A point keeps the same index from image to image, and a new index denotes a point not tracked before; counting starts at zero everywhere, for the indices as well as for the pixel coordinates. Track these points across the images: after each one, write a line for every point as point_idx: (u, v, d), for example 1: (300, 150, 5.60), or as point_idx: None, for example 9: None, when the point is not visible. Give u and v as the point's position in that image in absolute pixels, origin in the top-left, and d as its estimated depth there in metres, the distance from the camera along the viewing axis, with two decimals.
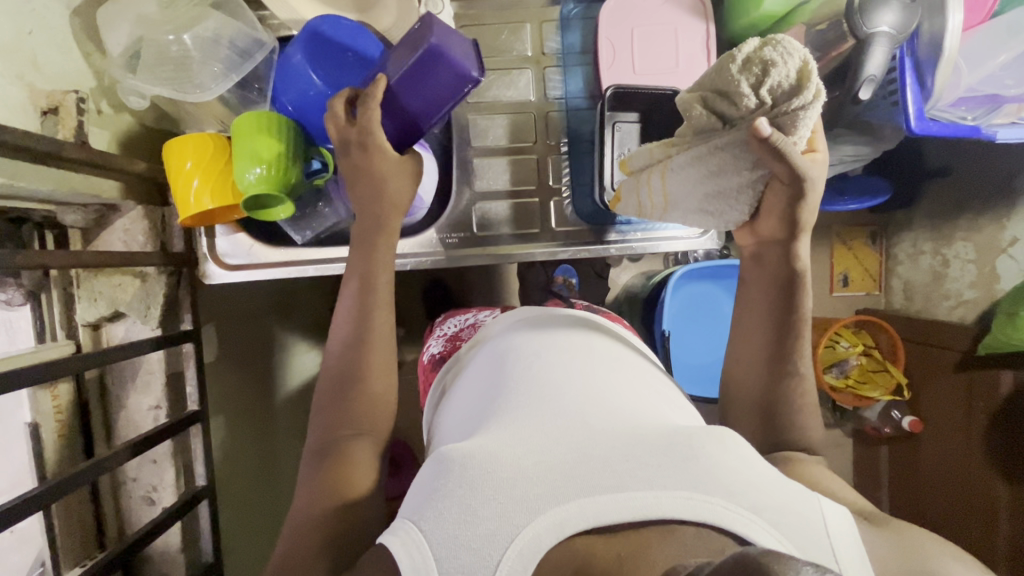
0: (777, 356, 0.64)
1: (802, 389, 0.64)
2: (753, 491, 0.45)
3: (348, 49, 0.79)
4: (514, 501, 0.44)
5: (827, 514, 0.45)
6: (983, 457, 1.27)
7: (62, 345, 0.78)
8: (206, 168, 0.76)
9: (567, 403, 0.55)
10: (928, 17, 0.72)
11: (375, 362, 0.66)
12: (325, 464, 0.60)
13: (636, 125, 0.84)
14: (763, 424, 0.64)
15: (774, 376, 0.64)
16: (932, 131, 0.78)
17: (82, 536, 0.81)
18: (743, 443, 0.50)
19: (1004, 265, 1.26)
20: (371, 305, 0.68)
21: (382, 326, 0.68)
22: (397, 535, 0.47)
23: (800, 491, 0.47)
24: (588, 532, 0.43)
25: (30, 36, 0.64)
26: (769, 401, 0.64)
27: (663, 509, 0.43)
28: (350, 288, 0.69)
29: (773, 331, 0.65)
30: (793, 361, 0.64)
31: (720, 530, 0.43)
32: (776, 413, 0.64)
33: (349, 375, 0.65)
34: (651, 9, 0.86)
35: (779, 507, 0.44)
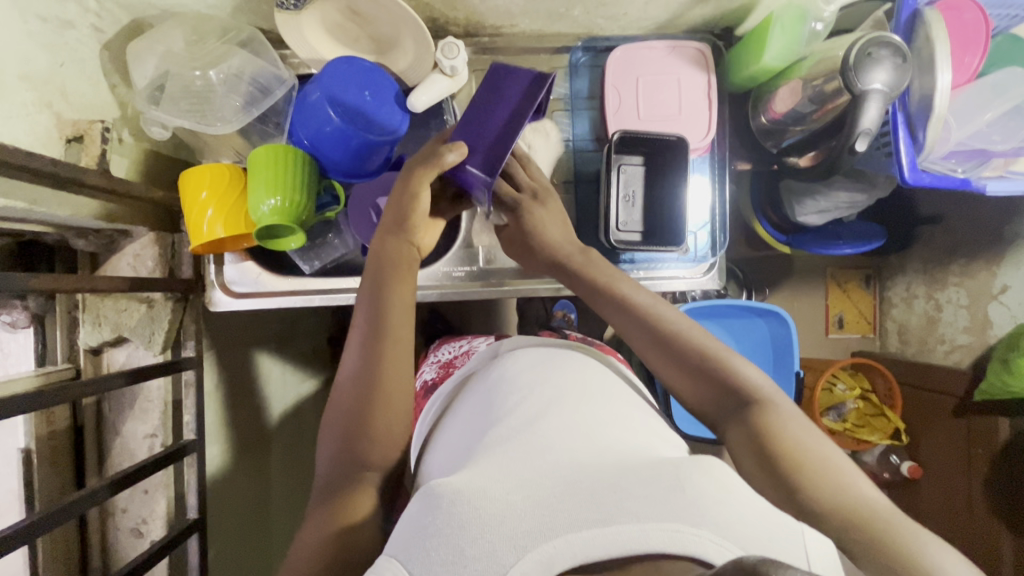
0: (648, 329, 0.69)
1: (692, 335, 0.69)
2: (739, 524, 0.45)
3: (365, 87, 0.82)
4: (501, 539, 0.44)
5: (810, 546, 0.46)
6: (986, 505, 1.26)
7: (62, 369, 0.78)
8: (220, 198, 0.77)
9: (551, 437, 0.55)
10: (919, 76, 0.77)
11: (384, 393, 0.65)
12: (329, 485, 0.60)
13: (641, 168, 0.89)
14: (707, 390, 0.65)
15: (670, 343, 0.68)
16: (924, 182, 0.81)
17: (67, 569, 0.78)
18: (729, 471, 0.50)
19: (997, 311, 1.28)
20: (381, 336, 0.67)
21: (394, 360, 0.67)
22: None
23: (786, 524, 0.47)
24: (575, 568, 0.43)
25: (62, 69, 0.66)
26: (684, 365, 0.67)
27: (648, 543, 0.43)
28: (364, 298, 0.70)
29: (621, 313, 0.71)
30: (654, 317, 0.70)
31: (706, 564, 0.42)
32: (699, 367, 0.66)
33: (364, 407, 0.64)
34: (656, 59, 0.90)
35: (764, 544, 0.44)
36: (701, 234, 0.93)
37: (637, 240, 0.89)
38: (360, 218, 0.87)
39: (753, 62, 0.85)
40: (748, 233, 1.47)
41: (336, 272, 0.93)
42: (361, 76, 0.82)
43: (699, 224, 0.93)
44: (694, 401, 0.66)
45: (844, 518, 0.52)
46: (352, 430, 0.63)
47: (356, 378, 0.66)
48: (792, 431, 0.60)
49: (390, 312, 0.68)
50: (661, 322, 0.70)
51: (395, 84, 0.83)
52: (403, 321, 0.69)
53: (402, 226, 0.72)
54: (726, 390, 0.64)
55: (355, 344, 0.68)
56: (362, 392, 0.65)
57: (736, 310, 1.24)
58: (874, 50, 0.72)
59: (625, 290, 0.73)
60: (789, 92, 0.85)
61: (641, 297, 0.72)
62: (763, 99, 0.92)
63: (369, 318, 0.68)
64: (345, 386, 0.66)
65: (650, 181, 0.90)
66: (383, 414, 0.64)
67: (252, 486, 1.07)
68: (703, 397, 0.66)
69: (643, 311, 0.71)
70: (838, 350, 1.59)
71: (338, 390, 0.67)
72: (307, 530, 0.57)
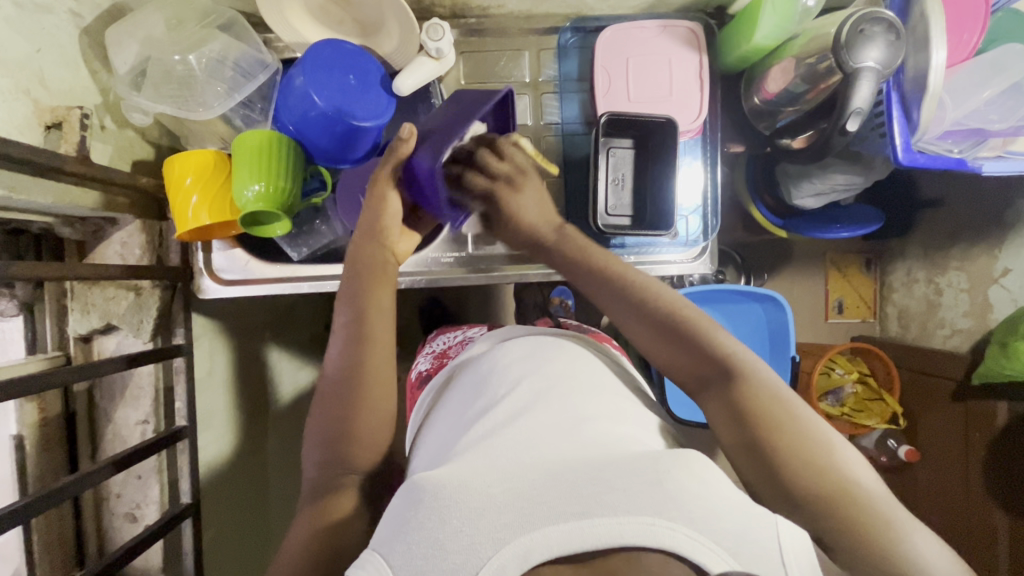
0: (621, 296, 0.68)
1: (667, 300, 0.67)
2: (716, 520, 0.44)
3: (349, 71, 0.81)
4: (479, 532, 0.44)
5: (782, 530, 0.46)
6: (982, 489, 1.26)
7: (52, 356, 0.78)
8: (205, 184, 0.77)
9: (536, 433, 0.55)
10: (913, 54, 0.75)
11: (369, 398, 0.63)
12: (316, 489, 0.60)
13: (630, 151, 0.88)
14: (684, 356, 0.64)
15: (655, 319, 0.66)
16: (919, 162, 0.79)
17: (62, 551, 0.80)
18: (711, 467, 0.50)
19: (997, 294, 1.26)
20: (365, 339, 0.66)
21: (379, 362, 0.65)
22: (364, 569, 0.45)
23: (759, 516, 0.47)
24: (552, 562, 0.43)
25: (39, 54, 0.65)
26: (658, 333, 0.65)
27: (625, 535, 0.43)
28: (345, 296, 0.69)
29: (604, 288, 0.69)
30: (638, 293, 0.68)
31: (683, 558, 0.42)
32: (685, 343, 0.64)
33: (347, 403, 0.63)
34: (646, 39, 0.88)
35: (739, 537, 0.44)
36: (692, 219, 0.93)
37: (626, 224, 0.88)
38: (348, 205, 0.86)
39: (744, 41, 0.83)
40: (746, 217, 1.45)
41: (325, 259, 0.92)
42: (345, 59, 0.81)
43: (690, 209, 0.92)
44: (673, 368, 0.65)
45: (822, 506, 0.52)
46: (343, 430, 0.62)
47: (342, 380, 0.64)
48: (769, 401, 0.58)
49: (375, 313, 0.67)
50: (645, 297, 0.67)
51: (380, 68, 0.82)
52: (385, 323, 0.67)
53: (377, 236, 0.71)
54: (702, 357, 0.63)
55: (338, 345, 0.66)
56: (345, 395, 0.63)
57: (732, 296, 1.23)
58: (867, 27, 0.70)
59: (597, 256, 0.71)
60: (781, 72, 0.84)
61: (615, 263, 0.71)
62: (756, 79, 0.90)
63: (352, 322, 0.67)
64: (328, 389, 0.65)
65: (639, 165, 0.89)
66: (366, 412, 0.63)
67: (248, 471, 1.08)
68: (680, 365, 0.64)
69: (614, 277, 0.69)
70: (837, 335, 1.58)
71: (322, 394, 0.65)
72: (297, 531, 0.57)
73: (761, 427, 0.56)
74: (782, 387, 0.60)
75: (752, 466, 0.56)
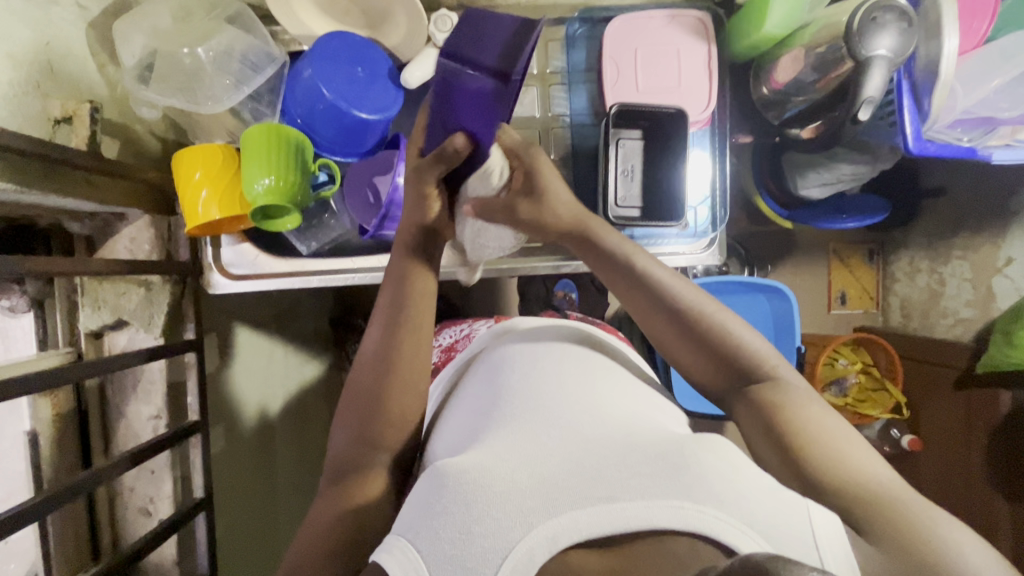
0: (661, 305, 0.67)
1: (705, 309, 0.66)
2: (742, 500, 0.45)
3: (357, 63, 0.80)
4: (507, 516, 0.45)
5: (816, 524, 0.45)
6: (986, 476, 1.27)
7: (64, 351, 0.78)
8: (214, 177, 0.77)
9: (557, 418, 0.55)
10: (924, 41, 0.75)
11: (400, 383, 0.63)
12: (339, 469, 0.60)
13: (639, 141, 0.88)
14: (717, 365, 0.64)
15: (681, 319, 0.65)
16: (929, 151, 0.80)
17: (77, 546, 0.80)
18: (733, 450, 0.50)
19: (1000, 284, 1.27)
20: (402, 326, 0.65)
21: (414, 348, 0.65)
22: (391, 554, 0.46)
23: (790, 500, 0.46)
24: (581, 544, 0.43)
25: (47, 47, 0.65)
26: (693, 342, 0.65)
27: (653, 518, 0.43)
28: (388, 281, 0.68)
29: (631, 286, 0.68)
30: (665, 292, 0.67)
31: (712, 540, 0.42)
32: (710, 345, 0.64)
33: (373, 388, 0.63)
34: (655, 29, 0.88)
35: (769, 519, 0.44)
36: (701, 210, 0.92)
37: (636, 215, 0.88)
38: (357, 198, 0.86)
39: (753, 31, 0.83)
40: (750, 209, 1.45)
41: (334, 254, 0.91)
42: (353, 51, 0.81)
43: (699, 200, 0.92)
44: (701, 375, 0.66)
45: (851, 497, 0.52)
46: (365, 416, 0.62)
47: (375, 362, 0.64)
48: (803, 409, 0.59)
49: (411, 304, 0.66)
50: (672, 297, 0.67)
51: (388, 60, 0.82)
52: (425, 310, 0.66)
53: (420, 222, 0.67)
54: (736, 366, 0.63)
55: (376, 331, 0.66)
56: (379, 377, 0.63)
57: (736, 287, 1.24)
58: (879, 15, 0.70)
59: (637, 262, 0.69)
60: (791, 61, 0.84)
61: (655, 270, 0.68)
62: (765, 69, 0.90)
63: (392, 306, 0.66)
64: (362, 369, 0.65)
65: (648, 155, 0.89)
66: (398, 394, 0.63)
67: (257, 466, 1.08)
68: (709, 372, 0.65)
69: (654, 285, 0.67)
70: (840, 326, 1.59)
71: (355, 373, 0.66)
72: (321, 511, 0.58)
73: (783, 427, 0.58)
74: (812, 399, 0.61)
75: (779, 457, 0.57)
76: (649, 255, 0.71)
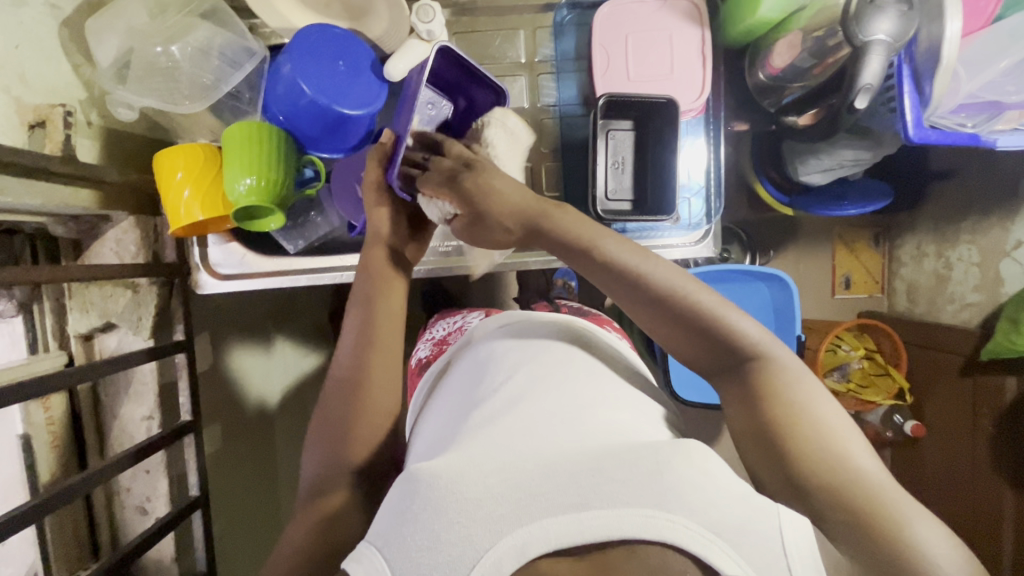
0: (640, 292, 0.61)
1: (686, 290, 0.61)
2: (712, 508, 0.44)
3: (338, 56, 0.78)
4: (477, 524, 0.44)
5: (786, 531, 0.44)
6: (988, 464, 1.26)
7: (54, 355, 0.78)
8: (197, 178, 0.76)
9: (535, 423, 0.55)
10: (926, 24, 0.71)
11: (372, 402, 0.63)
12: (313, 486, 0.59)
13: (630, 132, 0.86)
14: (704, 348, 0.61)
15: (668, 311, 0.61)
16: (930, 139, 0.77)
17: (75, 545, 0.81)
18: (706, 451, 0.50)
19: (1008, 269, 1.23)
20: (374, 343, 0.65)
21: (385, 366, 0.65)
22: (360, 563, 0.46)
23: (759, 504, 0.46)
24: (551, 552, 0.43)
25: (18, 50, 0.63)
26: (677, 326, 0.61)
27: (623, 528, 0.43)
28: (355, 302, 0.67)
29: (612, 278, 0.62)
30: (649, 283, 0.61)
31: (681, 550, 0.42)
32: (700, 334, 0.60)
33: (346, 406, 0.62)
34: (645, 14, 0.84)
35: (739, 525, 0.44)
36: (694, 201, 0.90)
37: (627, 209, 0.86)
38: (344, 192, 0.84)
39: (748, 15, 0.79)
40: (752, 195, 1.42)
41: (324, 250, 0.91)
42: (334, 44, 0.78)
43: (693, 189, 0.90)
44: (690, 357, 0.62)
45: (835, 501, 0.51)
46: (341, 426, 0.62)
47: (344, 384, 0.63)
48: (791, 389, 0.57)
49: (381, 323, 0.66)
50: (657, 289, 0.61)
51: (370, 52, 0.80)
52: (392, 326, 0.66)
53: (382, 240, 0.70)
54: (723, 350, 0.60)
55: (348, 347, 0.65)
56: (349, 399, 0.63)
57: (738, 275, 1.21)
58: None
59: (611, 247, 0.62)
60: (787, 47, 0.80)
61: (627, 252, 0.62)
62: (761, 55, 0.87)
63: (362, 325, 0.65)
64: (332, 390, 0.64)
65: (639, 146, 0.86)
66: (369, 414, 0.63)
67: (255, 460, 1.10)
68: (697, 355, 0.62)
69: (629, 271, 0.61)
70: (844, 312, 1.56)
71: (326, 393, 0.64)
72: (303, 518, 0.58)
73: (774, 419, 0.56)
74: (800, 371, 0.59)
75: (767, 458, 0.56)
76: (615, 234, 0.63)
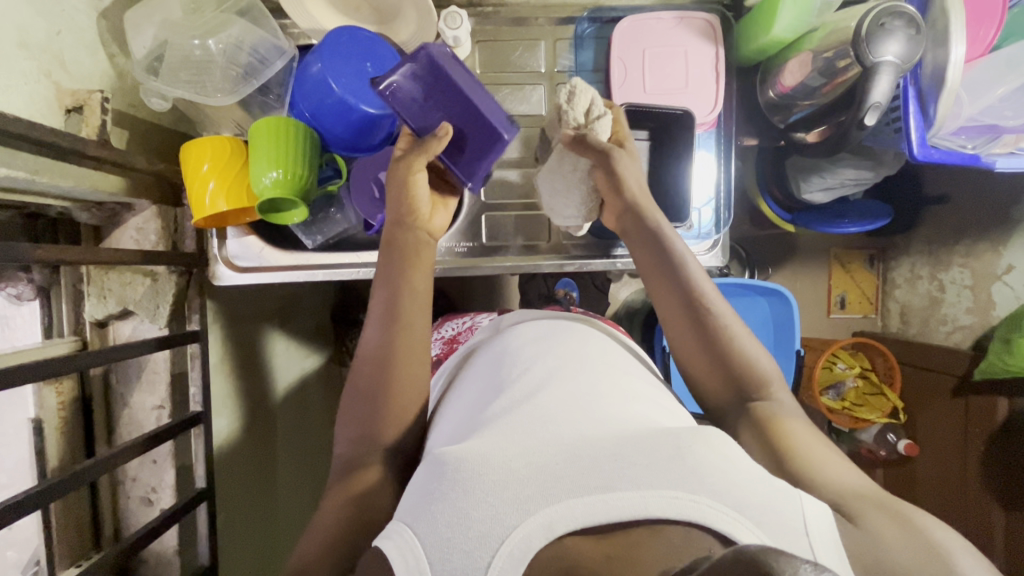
0: (690, 305, 0.68)
1: (729, 318, 0.68)
2: (736, 490, 0.45)
3: (367, 58, 0.80)
4: (503, 503, 0.45)
5: (808, 513, 0.46)
6: (980, 481, 1.28)
7: (69, 340, 0.79)
8: (222, 170, 0.77)
9: (556, 411, 0.56)
10: (932, 49, 0.75)
11: (401, 376, 0.64)
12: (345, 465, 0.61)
13: (645, 143, 0.88)
14: (719, 370, 0.67)
15: (701, 324, 0.67)
16: (933, 158, 0.80)
17: (79, 535, 0.80)
18: (727, 441, 0.51)
19: (1000, 292, 1.28)
20: (398, 319, 0.66)
21: (409, 337, 0.66)
22: (390, 540, 0.47)
23: (784, 490, 0.47)
24: (577, 531, 0.44)
25: (59, 36, 0.65)
26: (705, 342, 0.67)
27: (649, 509, 0.44)
28: (379, 280, 0.69)
29: (657, 277, 0.71)
30: (695, 290, 0.69)
31: (705, 528, 0.43)
32: (721, 355, 0.67)
33: (373, 386, 0.64)
34: (663, 30, 0.88)
35: (761, 506, 0.45)
36: (705, 211, 0.93)
37: None
38: (361, 191, 0.86)
39: (762, 34, 0.83)
40: (753, 211, 1.46)
41: (337, 248, 0.93)
42: (362, 46, 0.80)
43: (703, 200, 0.93)
44: (703, 379, 0.68)
45: (836, 493, 0.54)
46: (370, 407, 0.63)
47: (372, 363, 0.65)
48: (792, 424, 0.62)
49: (408, 301, 0.67)
50: (699, 298, 0.68)
51: (397, 54, 0.82)
52: (419, 305, 0.68)
53: (412, 216, 0.70)
54: (740, 381, 0.66)
55: (374, 326, 0.67)
56: (378, 377, 0.64)
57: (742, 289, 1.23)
58: (888, 21, 0.70)
59: (681, 261, 0.70)
60: (798, 65, 0.83)
61: (694, 269, 0.70)
62: (772, 73, 0.90)
63: (387, 301, 0.67)
64: (361, 369, 0.65)
65: (654, 157, 0.89)
66: (399, 391, 0.64)
67: (258, 455, 1.09)
68: (716, 385, 0.67)
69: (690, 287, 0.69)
70: (840, 330, 1.59)
71: (354, 371, 0.66)
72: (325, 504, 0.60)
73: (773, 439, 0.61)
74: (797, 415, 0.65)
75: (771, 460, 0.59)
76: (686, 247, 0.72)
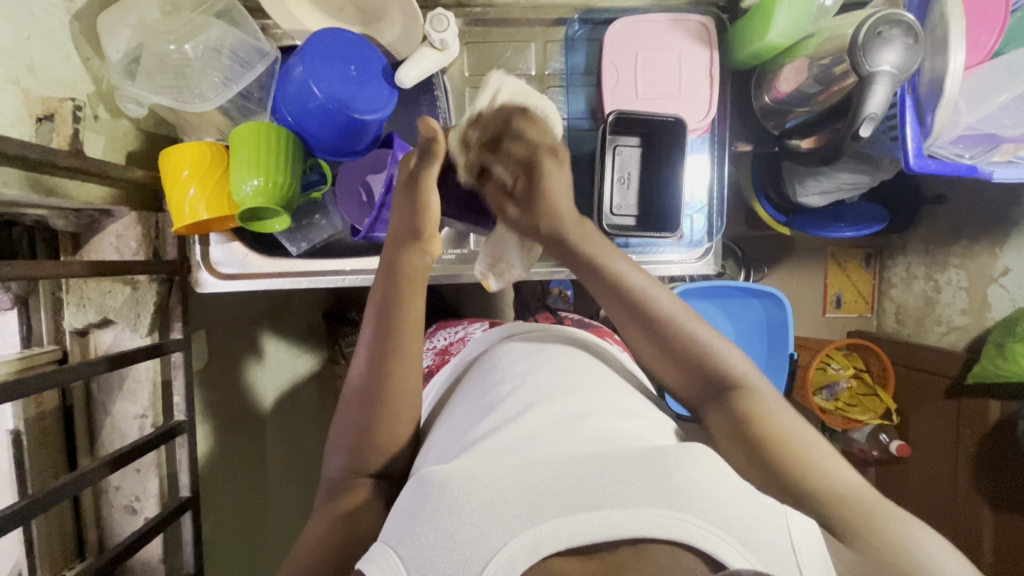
0: (629, 307, 0.66)
1: (674, 312, 0.65)
2: (721, 507, 0.45)
3: (352, 62, 0.77)
4: (492, 526, 0.44)
5: (794, 531, 0.45)
6: (971, 484, 1.28)
7: (49, 350, 0.78)
8: (203, 177, 0.75)
9: (541, 433, 0.54)
10: (931, 56, 0.73)
11: (390, 410, 0.62)
12: (333, 489, 0.61)
13: (637, 149, 0.86)
14: (688, 376, 0.64)
15: (654, 330, 0.65)
16: (930, 169, 0.78)
17: (61, 545, 0.80)
18: (715, 458, 0.50)
19: (995, 293, 1.26)
20: (389, 354, 0.64)
21: (403, 376, 0.63)
22: (374, 562, 0.46)
23: (770, 505, 0.47)
24: (562, 553, 0.43)
25: (29, 42, 0.63)
26: (666, 346, 0.65)
27: (635, 527, 0.43)
28: (370, 314, 0.66)
29: (602, 283, 0.67)
30: (636, 293, 0.65)
31: (693, 548, 0.42)
32: (687, 359, 0.64)
33: (363, 417, 0.62)
34: (656, 32, 0.86)
35: (747, 523, 0.44)
36: (696, 217, 0.92)
37: (632, 224, 0.86)
38: (349, 198, 0.86)
39: (756, 39, 0.81)
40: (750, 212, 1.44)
41: (325, 254, 0.90)
42: (345, 48, 0.77)
43: (695, 206, 0.91)
44: (678, 386, 0.66)
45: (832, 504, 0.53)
46: (361, 430, 0.62)
47: (364, 392, 0.63)
48: (773, 414, 0.60)
49: (403, 334, 0.64)
50: (646, 305, 0.65)
51: (383, 57, 0.79)
52: (412, 332, 0.65)
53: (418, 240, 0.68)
54: (707, 374, 0.64)
55: (364, 356, 0.65)
56: (368, 405, 0.62)
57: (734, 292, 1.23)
58: (885, 29, 0.68)
59: (618, 270, 0.67)
60: (793, 71, 0.82)
61: (632, 277, 0.66)
62: (767, 78, 0.89)
63: (379, 331, 0.64)
64: (350, 399, 0.64)
65: (647, 164, 0.87)
66: (390, 424, 0.62)
67: (247, 458, 1.08)
68: (686, 382, 0.65)
69: (630, 291, 0.66)
70: (835, 330, 1.58)
71: (344, 401, 0.65)
72: (311, 528, 0.59)
73: (755, 435, 0.58)
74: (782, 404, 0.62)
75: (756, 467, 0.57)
76: (626, 258, 0.68)
